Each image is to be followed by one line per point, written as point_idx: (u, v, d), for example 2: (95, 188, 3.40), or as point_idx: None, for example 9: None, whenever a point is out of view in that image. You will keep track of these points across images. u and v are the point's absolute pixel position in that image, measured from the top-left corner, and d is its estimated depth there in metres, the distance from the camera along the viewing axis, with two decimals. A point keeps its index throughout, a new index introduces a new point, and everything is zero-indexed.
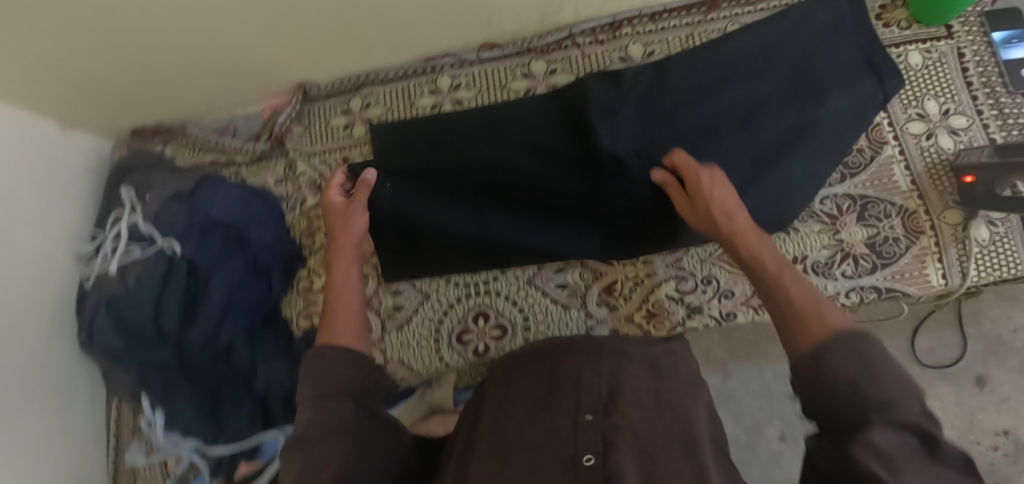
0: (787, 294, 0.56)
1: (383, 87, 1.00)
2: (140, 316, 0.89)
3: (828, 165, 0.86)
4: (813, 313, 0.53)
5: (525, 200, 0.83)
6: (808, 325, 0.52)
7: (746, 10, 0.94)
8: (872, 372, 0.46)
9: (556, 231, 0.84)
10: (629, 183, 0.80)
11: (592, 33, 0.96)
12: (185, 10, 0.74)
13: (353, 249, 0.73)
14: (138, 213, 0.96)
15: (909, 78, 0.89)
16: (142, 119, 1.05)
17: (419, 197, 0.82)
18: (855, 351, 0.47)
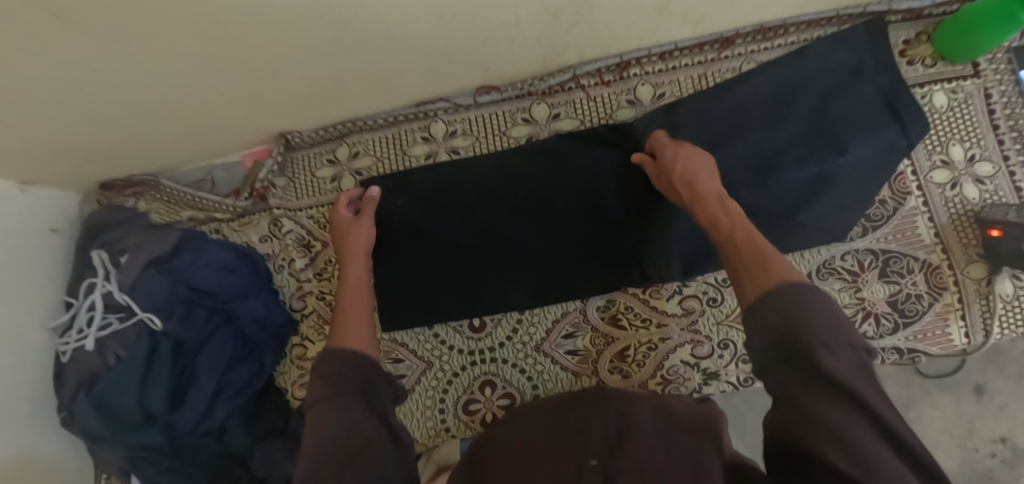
0: (742, 252, 0.55)
1: (372, 134, 0.93)
2: (123, 401, 0.82)
3: (847, 220, 0.82)
4: (762, 262, 0.52)
5: (529, 206, 0.86)
6: (754, 279, 0.51)
7: (762, 46, 0.88)
8: (815, 307, 0.44)
9: (560, 233, 0.84)
10: (628, 181, 0.83)
11: (597, 74, 0.88)
12: (144, 57, 0.66)
13: (362, 252, 0.79)
14: (112, 282, 0.87)
15: (933, 121, 0.85)
16: (111, 173, 0.96)
17: (427, 210, 0.87)
18: (785, 290, 0.47)
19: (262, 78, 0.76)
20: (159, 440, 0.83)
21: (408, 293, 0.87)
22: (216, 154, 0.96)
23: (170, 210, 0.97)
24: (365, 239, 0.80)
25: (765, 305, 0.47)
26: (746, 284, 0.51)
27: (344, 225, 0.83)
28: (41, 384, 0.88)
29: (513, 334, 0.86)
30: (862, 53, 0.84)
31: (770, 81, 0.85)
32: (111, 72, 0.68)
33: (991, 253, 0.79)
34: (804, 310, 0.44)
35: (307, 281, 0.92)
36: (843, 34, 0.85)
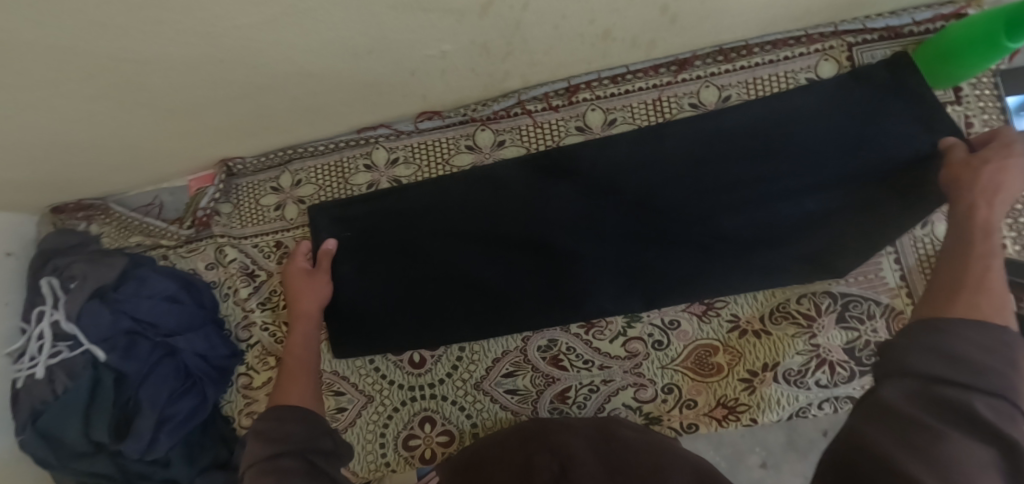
0: (972, 270, 0.57)
1: (314, 161, 0.90)
2: (69, 432, 0.85)
3: (798, 279, 0.76)
4: (983, 294, 0.53)
5: (478, 243, 0.81)
6: (972, 304, 0.52)
7: (722, 69, 0.81)
8: (983, 350, 0.46)
9: (511, 274, 0.80)
10: (575, 221, 0.79)
11: (545, 98, 0.83)
12: (50, 101, 0.64)
13: (316, 310, 0.80)
14: (61, 311, 0.88)
15: None
16: (61, 198, 0.95)
17: (373, 247, 0.83)
18: (983, 330, 0.48)
19: (189, 114, 0.74)
20: (108, 466, 0.87)
21: (362, 328, 0.84)
22: (163, 178, 0.95)
23: (119, 235, 0.96)
24: (318, 298, 0.81)
25: (943, 332, 0.49)
26: (953, 302, 0.53)
27: (294, 278, 0.82)
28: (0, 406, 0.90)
29: (453, 371, 0.84)
30: (826, 90, 0.76)
31: (734, 117, 0.78)
32: (26, 119, 0.66)
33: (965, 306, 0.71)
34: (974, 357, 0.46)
35: (251, 311, 0.91)
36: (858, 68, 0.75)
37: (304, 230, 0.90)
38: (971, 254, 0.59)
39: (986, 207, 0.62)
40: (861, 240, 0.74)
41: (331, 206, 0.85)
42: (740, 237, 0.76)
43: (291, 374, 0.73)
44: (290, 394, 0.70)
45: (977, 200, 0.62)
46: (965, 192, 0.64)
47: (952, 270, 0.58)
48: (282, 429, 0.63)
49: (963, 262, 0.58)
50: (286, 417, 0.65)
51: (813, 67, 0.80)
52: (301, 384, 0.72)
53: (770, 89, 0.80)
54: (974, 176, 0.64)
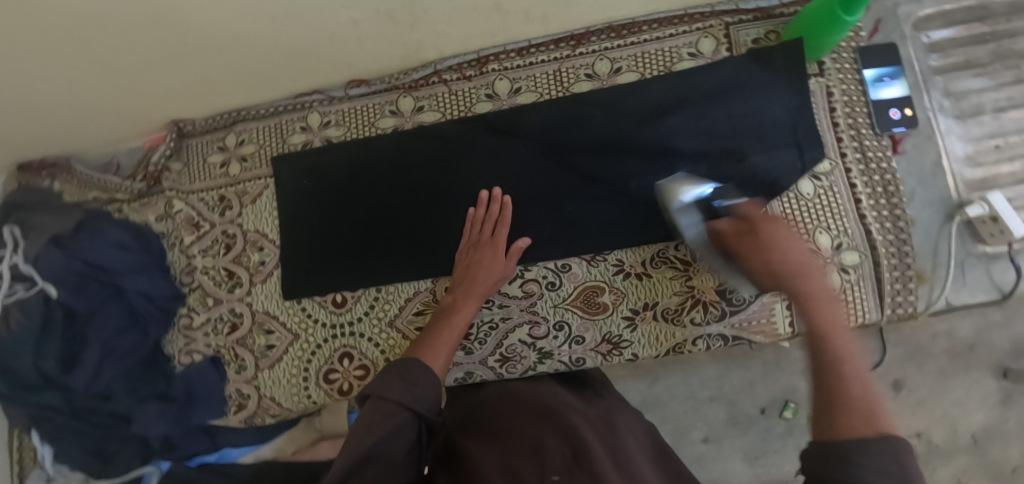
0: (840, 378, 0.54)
1: (256, 124, 1.00)
2: (20, 364, 0.92)
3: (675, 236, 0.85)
4: (863, 406, 0.49)
5: (416, 192, 0.93)
6: (847, 422, 0.48)
7: (615, 44, 0.91)
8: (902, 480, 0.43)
9: (441, 217, 0.92)
10: (493, 171, 0.91)
11: (458, 69, 0.94)
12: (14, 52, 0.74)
13: (486, 289, 0.84)
14: (20, 255, 0.97)
15: (798, 209, 0.85)
16: (27, 155, 1.04)
17: (327, 193, 0.96)
18: (891, 449, 0.45)
19: (136, 71, 0.84)
20: (58, 400, 0.95)
21: (318, 268, 0.94)
22: (122, 140, 1.05)
23: (78, 190, 1.05)
24: (503, 272, 0.85)
25: (856, 452, 0.45)
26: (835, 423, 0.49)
27: (486, 243, 0.86)
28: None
29: (370, 309, 0.92)
30: (708, 80, 0.88)
31: (626, 97, 0.90)
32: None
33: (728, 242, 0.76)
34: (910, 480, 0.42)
35: (194, 257, 1.00)
36: (760, 52, 0.87)
37: (244, 185, 0.99)
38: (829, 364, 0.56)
39: (823, 308, 0.62)
40: (731, 188, 0.85)
41: (288, 157, 0.98)
42: (625, 196, 0.87)
43: (447, 334, 0.78)
44: (438, 355, 0.74)
45: (824, 296, 0.64)
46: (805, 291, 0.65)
47: (826, 394, 0.53)
48: (396, 397, 0.63)
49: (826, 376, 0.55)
50: (422, 392, 0.65)
51: (694, 43, 0.90)
52: (445, 348, 0.76)
53: (655, 62, 0.91)
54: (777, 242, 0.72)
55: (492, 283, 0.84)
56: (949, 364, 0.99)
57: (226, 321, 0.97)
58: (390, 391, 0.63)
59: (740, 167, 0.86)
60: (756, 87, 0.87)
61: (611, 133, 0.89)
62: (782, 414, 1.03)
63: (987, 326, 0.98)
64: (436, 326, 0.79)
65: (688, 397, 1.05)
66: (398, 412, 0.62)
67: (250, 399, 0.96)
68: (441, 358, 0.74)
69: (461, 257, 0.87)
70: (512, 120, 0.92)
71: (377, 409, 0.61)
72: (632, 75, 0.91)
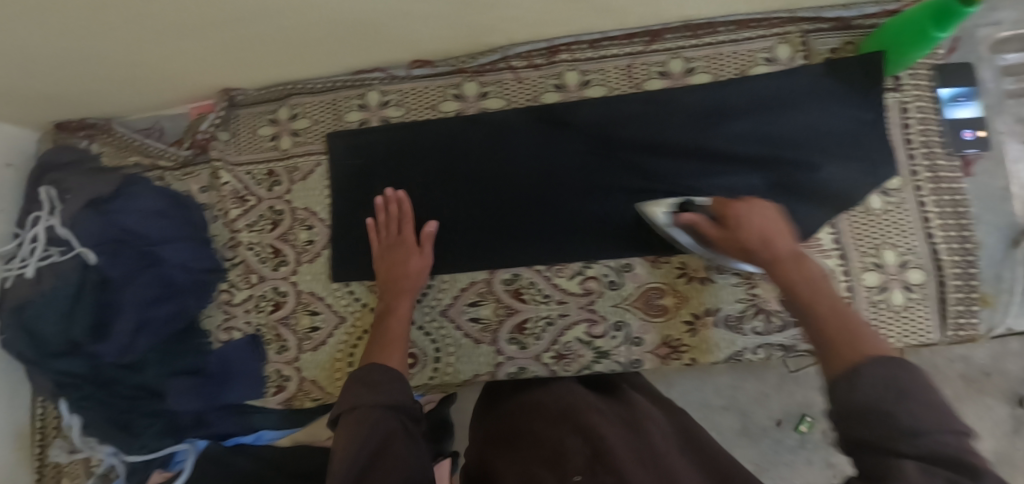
0: (832, 324, 0.57)
1: (311, 98, 0.97)
2: (48, 328, 0.88)
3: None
4: (852, 339, 0.53)
5: (478, 180, 0.91)
6: (846, 352, 0.52)
7: (689, 43, 0.90)
8: (907, 392, 0.46)
9: (502, 208, 0.90)
10: (560, 164, 0.90)
11: (527, 57, 0.91)
12: (83, 15, 0.70)
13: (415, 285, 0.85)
14: (57, 217, 0.93)
15: (866, 224, 0.84)
16: (65, 114, 1.00)
17: (385, 175, 0.93)
18: (895, 364, 0.48)
19: (198, 38, 0.80)
20: (82, 368, 0.89)
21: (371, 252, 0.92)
22: (162, 104, 1.00)
23: (118, 154, 1.01)
24: (422, 264, 0.86)
25: (849, 382, 0.49)
26: (836, 353, 0.53)
27: (396, 242, 0.87)
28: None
29: (422, 297, 0.90)
30: (780, 88, 0.87)
31: (699, 98, 0.88)
32: (56, 26, 0.72)
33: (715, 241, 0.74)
34: (902, 383, 0.46)
35: (239, 231, 0.96)
36: (836, 63, 0.86)
37: (295, 160, 0.97)
38: (821, 313, 0.58)
39: (806, 281, 0.63)
40: (802, 199, 0.85)
41: (345, 135, 0.95)
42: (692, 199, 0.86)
43: (389, 338, 0.78)
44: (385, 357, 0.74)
45: (781, 264, 0.66)
46: (770, 261, 0.67)
47: (821, 329, 0.57)
48: (367, 401, 0.64)
49: (813, 326, 0.58)
50: (396, 395, 0.66)
51: (770, 48, 0.89)
52: (396, 350, 0.76)
53: (731, 65, 0.89)
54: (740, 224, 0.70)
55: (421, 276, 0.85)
56: (962, 389, 0.97)
57: (269, 299, 0.95)
58: (360, 400, 0.65)
59: (808, 178, 0.85)
60: (830, 97, 0.86)
61: (678, 134, 0.88)
62: (797, 428, 1.01)
63: (1003, 353, 0.96)
64: (381, 334, 0.79)
65: (700, 404, 1.04)
66: (382, 415, 0.63)
67: (291, 381, 0.93)
68: (392, 360, 0.74)
69: (380, 260, 0.87)
70: (581, 113, 0.90)
71: (354, 416, 0.63)
72: (706, 76, 0.89)
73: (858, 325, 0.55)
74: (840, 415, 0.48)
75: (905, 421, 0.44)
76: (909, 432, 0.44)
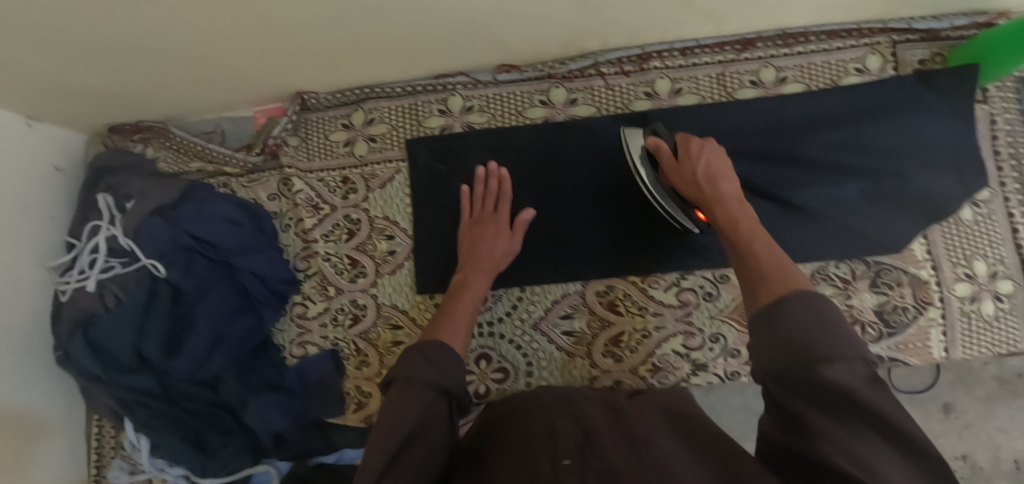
0: (753, 266, 0.58)
1: (389, 102, 0.93)
2: (120, 342, 0.83)
3: (837, 254, 0.84)
4: (774, 280, 0.54)
5: (569, 189, 0.89)
6: (773, 292, 0.53)
7: (782, 52, 0.89)
8: (826, 323, 0.46)
9: (594, 218, 0.88)
10: None
11: (618, 63, 0.90)
12: (181, 12, 0.66)
13: (493, 268, 0.82)
14: (118, 226, 0.88)
15: (958, 235, 0.85)
16: (121, 117, 0.94)
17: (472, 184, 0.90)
18: (810, 298, 0.49)
19: (289, 39, 0.76)
20: (152, 385, 0.84)
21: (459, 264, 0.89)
22: (227, 107, 0.94)
23: (178, 159, 0.96)
24: (508, 247, 0.84)
25: (779, 316, 0.48)
26: (762, 294, 0.53)
27: (489, 218, 0.85)
28: (28, 322, 0.86)
29: (513, 310, 0.88)
30: (874, 99, 0.87)
31: (793, 108, 0.87)
32: (148, 24, 0.67)
33: (669, 172, 0.77)
34: (823, 321, 0.46)
35: (314, 241, 0.92)
36: (927, 72, 0.85)
37: (373, 167, 0.93)
38: (750, 253, 0.60)
39: (746, 220, 0.65)
40: (899, 210, 0.84)
41: (426, 140, 0.92)
42: (787, 209, 0.86)
43: (459, 310, 0.75)
44: (441, 329, 0.71)
45: (727, 206, 0.68)
46: (717, 195, 0.70)
47: (750, 270, 0.58)
48: (425, 378, 0.61)
49: (747, 261, 0.60)
50: (447, 371, 0.63)
51: (861, 58, 0.89)
52: (459, 329, 0.73)
53: (823, 74, 0.89)
54: (694, 157, 0.74)
55: (502, 260, 0.84)
56: (997, 391, 0.92)
57: (347, 312, 0.91)
58: (417, 374, 0.61)
59: (903, 189, 0.84)
60: (918, 105, 0.85)
61: (774, 143, 0.87)
62: None
63: None
64: (449, 305, 0.77)
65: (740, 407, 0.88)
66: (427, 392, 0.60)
67: (371, 398, 0.89)
68: (456, 340, 0.70)
69: (464, 234, 0.86)
70: (674, 122, 0.88)
71: (406, 392, 0.59)
72: (798, 86, 0.89)
73: (783, 266, 0.56)
74: (774, 353, 0.46)
75: (826, 351, 0.44)
76: (849, 373, 0.43)
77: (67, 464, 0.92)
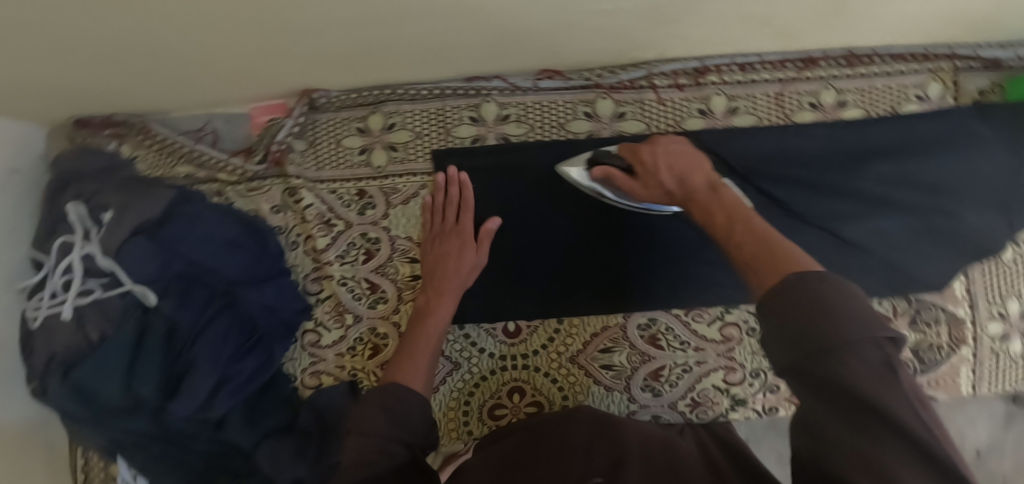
0: (762, 246, 0.51)
1: (412, 106, 0.82)
2: (107, 386, 0.72)
3: (882, 292, 0.83)
4: (782, 260, 0.47)
5: (614, 215, 0.82)
6: (788, 268, 0.45)
7: (844, 72, 0.83)
8: (843, 307, 0.39)
9: (638, 248, 0.82)
10: None
11: (673, 75, 0.82)
12: None
13: (458, 289, 0.77)
14: (95, 243, 0.76)
15: (999, 275, 0.84)
16: (90, 109, 0.82)
17: (508, 204, 0.82)
18: (808, 281, 0.42)
19: (311, 32, 0.64)
20: (148, 426, 0.75)
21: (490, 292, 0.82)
22: (222, 102, 0.84)
23: (161, 161, 0.85)
24: (474, 262, 0.79)
25: (786, 297, 0.42)
26: (771, 269, 0.46)
27: (451, 231, 0.80)
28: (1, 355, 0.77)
29: (549, 342, 0.82)
30: (931, 131, 0.83)
31: (852, 135, 0.83)
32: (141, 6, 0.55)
33: (635, 193, 0.77)
34: (835, 306, 0.39)
35: (327, 263, 0.83)
36: (987, 105, 0.82)
37: (393, 180, 0.83)
38: (760, 235, 0.53)
39: (720, 206, 0.64)
40: (945, 247, 0.82)
41: (455, 152, 0.82)
42: (836, 243, 0.82)
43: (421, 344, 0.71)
44: (402, 367, 0.66)
45: (701, 198, 0.67)
46: (690, 193, 0.69)
47: (748, 252, 0.52)
48: (383, 428, 0.56)
49: (746, 242, 0.54)
50: (411, 418, 0.59)
51: (922, 85, 0.84)
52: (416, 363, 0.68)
53: (882, 100, 0.84)
54: (652, 153, 0.77)
55: (466, 281, 0.78)
56: None
57: (366, 342, 0.83)
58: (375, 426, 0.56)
59: (953, 229, 0.82)
60: (978, 141, 0.82)
61: (830, 172, 0.82)
62: None
63: None
64: (410, 336, 0.73)
65: None
66: (391, 446, 0.55)
67: None
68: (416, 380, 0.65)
69: (426, 251, 0.80)
70: (729, 145, 0.82)
71: (362, 446, 0.54)
72: (857, 111, 0.84)
73: (774, 239, 0.52)
74: (783, 344, 0.40)
75: (849, 336, 0.37)
76: (868, 362, 0.37)
77: None
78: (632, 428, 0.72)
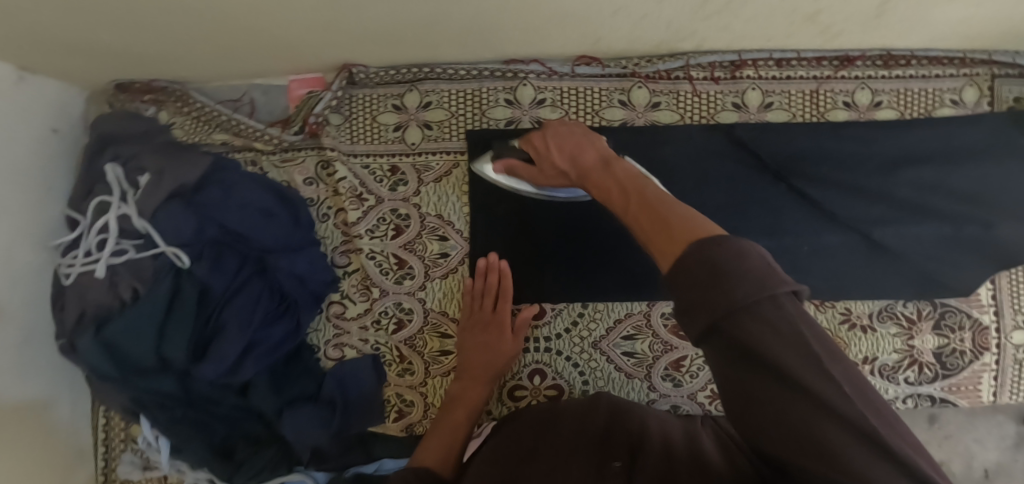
0: (657, 211, 0.47)
1: (450, 86, 0.83)
2: (138, 343, 0.73)
3: (908, 294, 0.83)
4: (675, 226, 0.42)
5: None
6: (682, 234, 0.41)
7: (881, 73, 0.83)
8: (740, 265, 0.35)
9: None
10: (736, 194, 0.82)
11: (709, 67, 0.82)
12: None
13: (492, 375, 0.77)
14: (131, 204, 0.77)
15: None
16: (130, 74, 0.84)
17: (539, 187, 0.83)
18: (703, 243, 0.38)
19: (359, 6, 0.65)
20: (173, 387, 0.75)
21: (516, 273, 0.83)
22: (260, 72, 0.85)
23: (197, 128, 0.86)
24: (511, 349, 0.79)
25: (684, 269, 0.37)
26: (670, 236, 0.42)
27: (489, 319, 0.79)
28: (22, 311, 0.77)
29: (572, 326, 0.83)
30: (964, 137, 0.83)
31: (885, 137, 0.83)
32: None
33: (536, 178, 0.73)
34: (734, 272, 0.35)
35: (357, 236, 0.83)
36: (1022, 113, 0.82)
37: (427, 158, 0.84)
38: (649, 202, 0.49)
39: (614, 179, 0.57)
40: (976, 255, 0.82)
41: (491, 133, 0.83)
42: (863, 243, 0.82)
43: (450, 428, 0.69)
44: (438, 449, 0.65)
45: (592, 174, 0.61)
46: (585, 169, 0.63)
47: (641, 224, 0.47)
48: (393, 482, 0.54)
49: (639, 211, 0.49)
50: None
51: (958, 90, 0.84)
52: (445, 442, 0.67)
53: (917, 103, 0.84)
54: (541, 137, 0.70)
55: (501, 367, 0.78)
56: None
57: (392, 316, 0.84)
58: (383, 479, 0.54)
59: (985, 236, 0.81)
60: (1010, 149, 0.82)
61: (861, 172, 0.82)
62: None
63: None
64: (442, 419, 0.71)
65: None
66: None
67: (414, 408, 0.83)
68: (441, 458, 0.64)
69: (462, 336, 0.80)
70: (762, 139, 0.82)
71: None
72: (891, 112, 0.84)
73: (677, 210, 0.45)
74: (689, 317, 0.36)
75: (742, 300, 0.34)
76: (769, 325, 0.33)
77: (70, 462, 0.84)
78: (653, 420, 0.69)
